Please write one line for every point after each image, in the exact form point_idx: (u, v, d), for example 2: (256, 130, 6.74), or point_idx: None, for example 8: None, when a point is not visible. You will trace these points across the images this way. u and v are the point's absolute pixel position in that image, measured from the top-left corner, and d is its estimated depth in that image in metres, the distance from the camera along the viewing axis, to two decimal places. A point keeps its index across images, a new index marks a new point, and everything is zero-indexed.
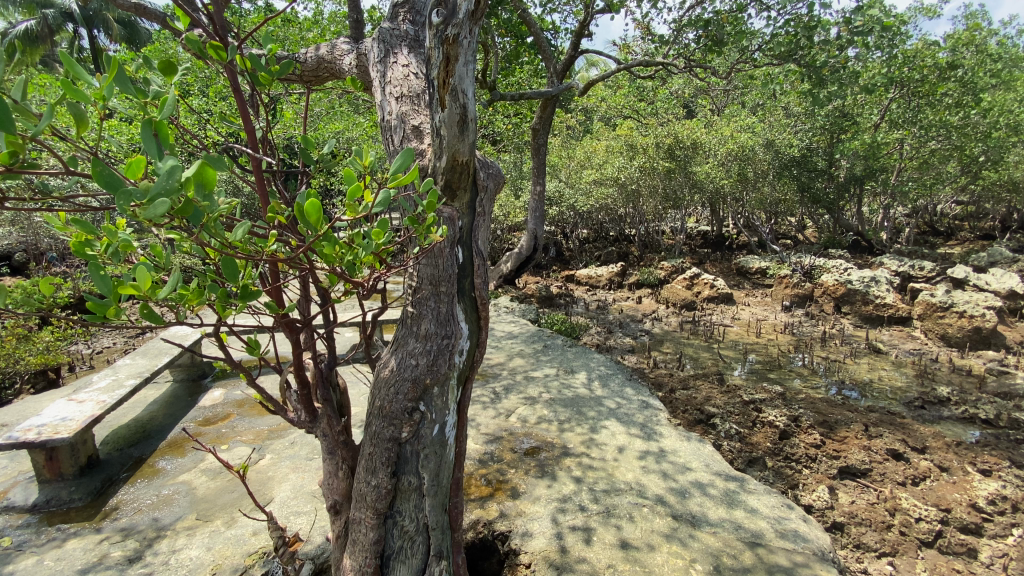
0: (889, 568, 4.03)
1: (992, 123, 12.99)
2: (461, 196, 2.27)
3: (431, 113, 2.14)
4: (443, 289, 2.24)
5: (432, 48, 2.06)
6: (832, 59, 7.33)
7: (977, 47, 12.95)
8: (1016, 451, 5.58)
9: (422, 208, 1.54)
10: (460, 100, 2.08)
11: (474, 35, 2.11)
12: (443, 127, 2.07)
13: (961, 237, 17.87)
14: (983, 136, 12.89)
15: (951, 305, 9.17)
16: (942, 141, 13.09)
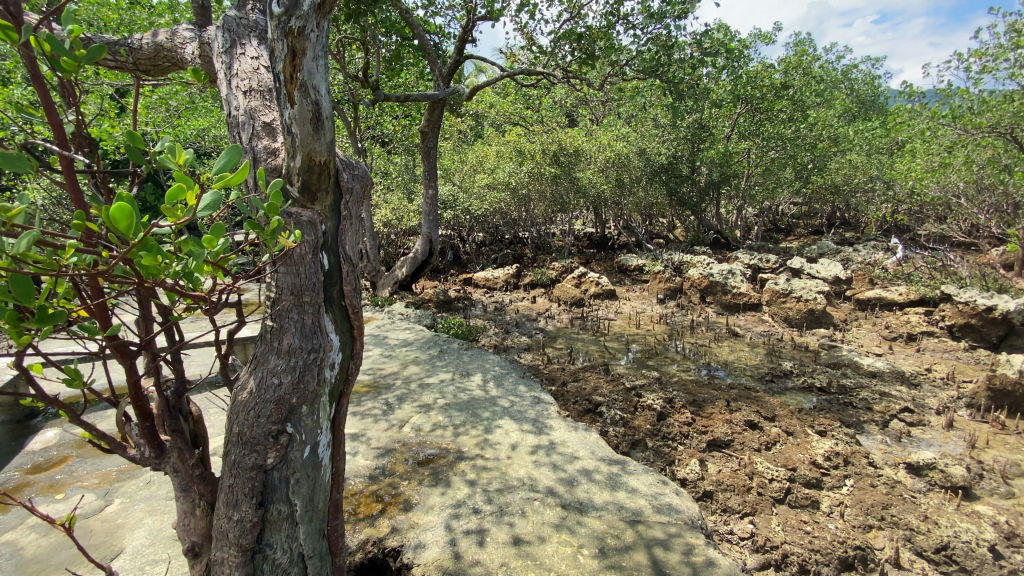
0: (750, 526, 4.58)
1: (816, 136, 15.36)
2: (323, 198, 2.14)
3: (280, 110, 2.01)
4: (307, 300, 2.08)
5: (276, 40, 1.94)
6: (688, 77, 8.15)
7: (801, 71, 15.22)
8: (842, 412, 6.66)
9: (266, 211, 1.43)
10: (311, 97, 1.97)
11: (324, 30, 2.01)
12: (294, 124, 1.96)
13: (798, 233, 20.94)
14: (809, 147, 15.19)
15: (791, 291, 10.69)
16: (779, 151, 15.21)
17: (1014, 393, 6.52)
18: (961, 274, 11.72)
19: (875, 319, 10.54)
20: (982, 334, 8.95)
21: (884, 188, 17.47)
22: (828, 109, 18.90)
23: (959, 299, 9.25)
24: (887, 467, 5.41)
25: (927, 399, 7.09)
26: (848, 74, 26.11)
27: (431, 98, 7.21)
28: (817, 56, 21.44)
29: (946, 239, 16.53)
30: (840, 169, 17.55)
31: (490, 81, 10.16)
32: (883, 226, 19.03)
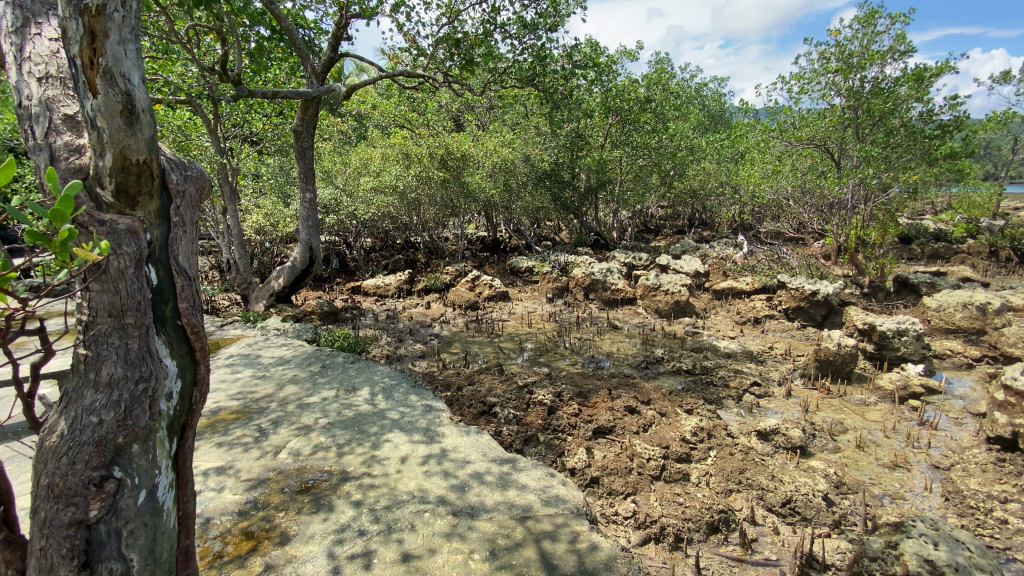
0: (632, 504, 4.94)
1: (676, 146, 17.09)
2: (143, 203, 1.91)
3: (80, 100, 1.75)
4: (130, 322, 1.84)
5: (68, 19, 1.70)
6: (563, 87, 8.59)
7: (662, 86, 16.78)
8: (705, 390, 7.48)
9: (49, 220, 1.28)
10: (119, 86, 1.76)
11: (132, 11, 1.81)
12: (99, 118, 1.73)
13: (665, 233, 23.15)
14: (671, 155, 16.86)
15: (660, 285, 11.74)
16: (646, 159, 16.69)
17: (834, 362, 7.81)
18: (793, 265, 13.82)
19: (730, 306, 12.00)
20: (809, 314, 10.66)
21: (732, 192, 20.06)
22: (685, 121, 21.10)
23: (791, 285, 10.87)
24: (742, 436, 6.16)
25: (771, 373, 8.23)
26: (699, 91, 29.39)
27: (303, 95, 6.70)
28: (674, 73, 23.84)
29: (780, 235, 19.38)
30: (697, 175, 19.72)
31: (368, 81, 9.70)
32: (733, 225, 21.78)
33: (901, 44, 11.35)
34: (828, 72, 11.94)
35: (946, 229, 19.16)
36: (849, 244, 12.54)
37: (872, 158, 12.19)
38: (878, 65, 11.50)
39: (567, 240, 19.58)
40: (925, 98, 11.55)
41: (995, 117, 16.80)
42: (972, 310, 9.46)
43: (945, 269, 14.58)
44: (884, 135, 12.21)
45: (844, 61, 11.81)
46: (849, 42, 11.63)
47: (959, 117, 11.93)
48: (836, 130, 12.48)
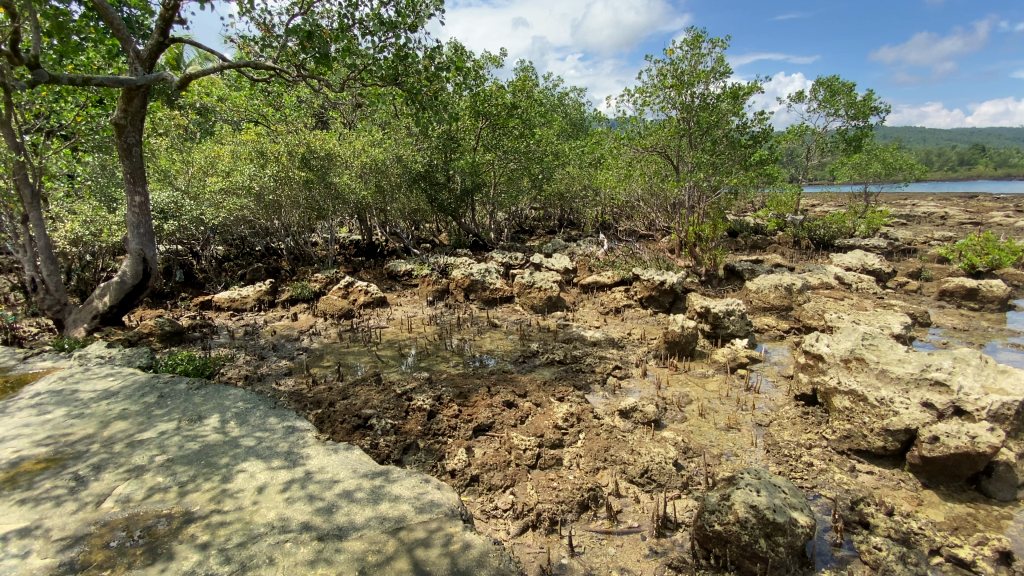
0: (511, 496, 5.10)
1: (543, 150, 17.95)
2: None
3: None
4: None
5: None
6: (427, 90, 8.54)
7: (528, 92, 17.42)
8: (575, 377, 8.01)
9: None
10: None
11: None
12: None
13: (539, 234, 24.20)
14: (539, 159, 17.65)
15: (534, 282, 12.27)
16: (516, 163, 17.28)
17: (680, 342, 8.87)
18: (646, 259, 15.38)
19: (596, 299, 12.96)
20: (660, 302, 11.96)
21: (594, 194, 21.66)
22: (550, 127, 22.21)
23: (645, 277, 12.10)
24: (607, 416, 6.69)
25: (631, 357, 9.08)
26: (563, 99, 31.18)
27: (129, 86, 6.16)
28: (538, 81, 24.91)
29: (636, 233, 21.41)
30: (563, 178, 20.94)
31: (208, 70, 8.54)
32: (598, 224, 23.53)
33: (719, 66, 13.22)
34: (666, 87, 13.49)
35: (763, 224, 22.79)
36: (690, 240, 14.35)
37: (703, 163, 14.09)
38: (704, 83, 13.27)
39: (446, 242, 19.50)
40: (740, 113, 13.58)
41: (792, 131, 20.37)
42: (782, 291, 11.41)
43: (762, 257, 17.36)
44: (711, 144, 14.04)
45: (677, 78, 13.41)
46: (681, 62, 13.23)
47: (765, 130, 14.23)
48: (674, 139, 14.15)
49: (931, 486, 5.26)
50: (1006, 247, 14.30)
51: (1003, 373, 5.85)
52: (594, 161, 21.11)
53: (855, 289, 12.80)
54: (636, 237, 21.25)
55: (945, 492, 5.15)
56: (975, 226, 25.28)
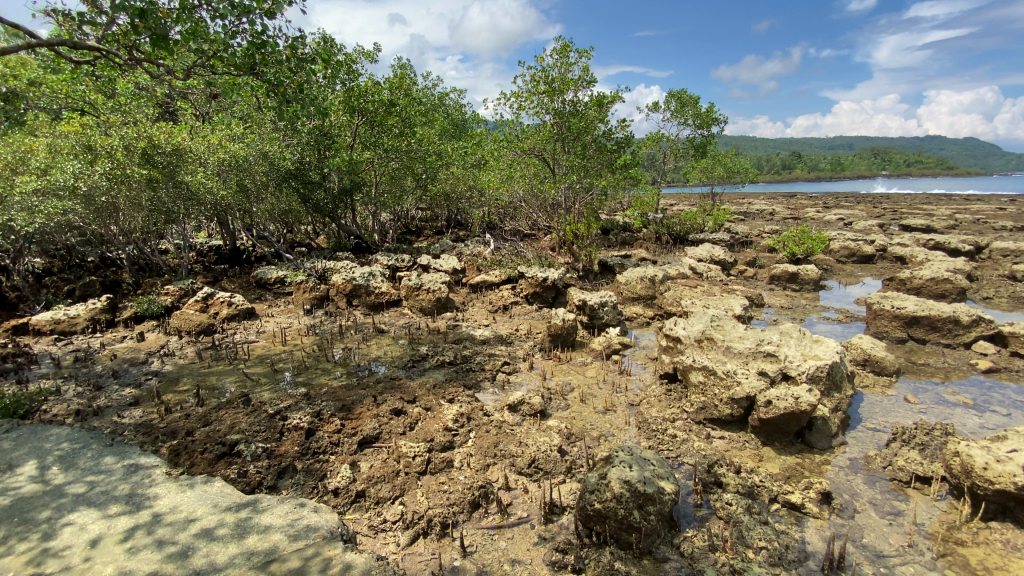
0: (400, 506, 4.94)
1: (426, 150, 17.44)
2: None
3: None
4: None
5: None
6: (289, 81, 7.93)
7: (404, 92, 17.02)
8: (465, 377, 8.01)
9: None
10: None
11: None
12: None
13: (425, 235, 23.78)
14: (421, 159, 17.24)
15: (421, 284, 11.98)
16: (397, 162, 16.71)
17: (562, 334, 9.32)
18: (530, 257, 15.88)
19: (484, 298, 13.08)
20: (544, 297, 12.46)
21: (478, 194, 21.81)
22: (431, 127, 21.87)
23: (529, 274, 12.46)
24: (496, 412, 6.78)
25: (518, 352, 9.32)
26: (445, 98, 30.92)
27: None
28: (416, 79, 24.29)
29: (520, 232, 22.02)
30: (448, 178, 20.37)
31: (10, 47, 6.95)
32: (483, 225, 23.75)
33: (586, 75, 14.07)
34: (539, 92, 14.03)
35: (633, 222, 24.81)
36: (568, 238, 15.10)
37: (576, 167, 14.95)
38: (573, 90, 14.06)
39: (324, 245, 18.29)
40: (606, 119, 14.61)
41: (651, 138, 22.47)
42: (649, 281, 12.51)
43: (631, 252, 18.89)
44: (581, 148, 14.94)
45: (549, 84, 14.02)
46: (551, 69, 13.87)
47: (627, 136, 15.54)
48: (549, 143, 14.80)
49: (769, 443, 6.15)
50: (816, 237, 17.25)
51: (816, 342, 7.05)
52: (477, 162, 21.17)
53: (707, 277, 14.52)
54: (521, 237, 21.86)
55: (779, 447, 6.06)
56: (795, 220, 30.13)
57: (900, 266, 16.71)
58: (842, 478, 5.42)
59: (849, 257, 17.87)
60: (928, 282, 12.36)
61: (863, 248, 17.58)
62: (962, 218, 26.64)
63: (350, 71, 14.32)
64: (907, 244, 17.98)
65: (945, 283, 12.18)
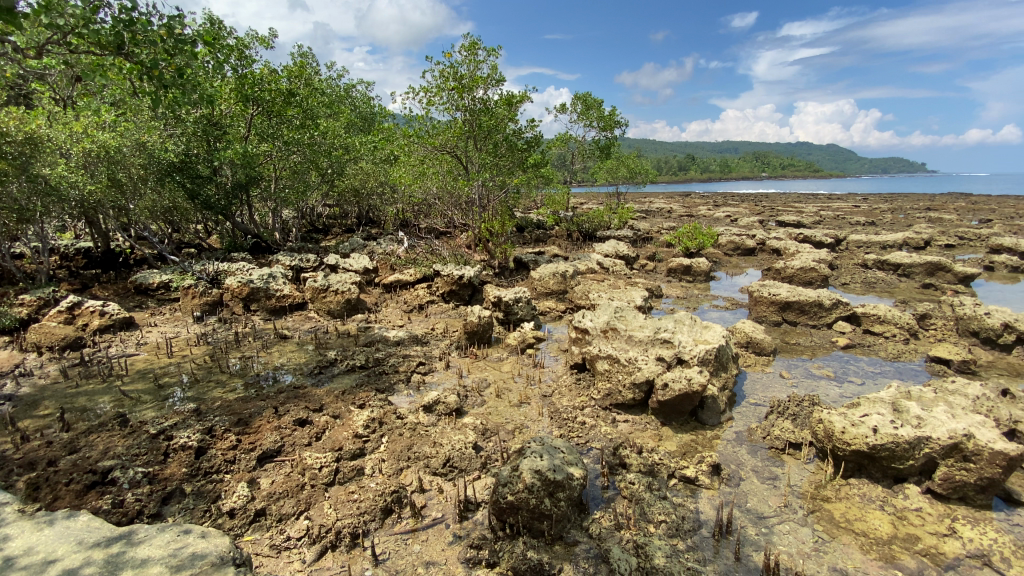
0: (306, 521, 4.65)
1: (331, 144, 16.47)
2: None
3: None
4: None
5: None
6: (167, 66, 7.08)
7: (304, 81, 16.01)
8: (377, 381, 7.73)
9: None
10: None
11: None
12: None
13: (334, 233, 22.62)
14: (326, 153, 16.30)
15: (328, 285, 11.36)
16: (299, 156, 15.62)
17: (478, 332, 9.32)
18: (445, 254, 15.69)
19: (397, 298, 12.72)
20: (460, 295, 12.38)
21: (390, 191, 21.14)
22: (336, 119, 20.76)
23: (444, 272, 12.29)
24: (411, 414, 6.63)
25: (434, 351, 9.17)
26: (352, 91, 29.60)
27: None
28: (317, 68, 22.91)
29: (435, 230, 21.68)
30: (356, 174, 19.48)
31: None
32: (397, 222, 23.07)
33: (495, 74, 14.18)
34: (448, 88, 13.87)
35: (545, 218, 25.45)
36: (483, 235, 15.11)
37: (488, 164, 15.02)
38: (483, 88, 14.08)
39: (218, 245, 16.72)
40: (516, 119, 14.81)
41: (559, 137, 23.19)
42: (560, 277, 12.90)
43: (544, 249, 19.40)
44: (493, 146, 15.06)
45: (458, 81, 13.93)
46: (460, 65, 13.78)
47: (536, 136, 15.92)
48: (460, 140, 14.69)
49: (668, 423, 6.63)
50: (706, 233, 18.85)
51: (706, 327, 7.70)
52: (387, 157, 20.49)
53: (613, 271, 15.28)
54: (435, 235, 21.54)
55: (676, 426, 6.55)
56: (689, 217, 32.71)
57: (776, 258, 18.76)
58: (730, 450, 5.98)
59: (735, 250, 19.74)
60: (798, 271, 14.02)
61: (746, 242, 19.53)
62: (824, 214, 30.51)
63: (242, 56, 13.15)
64: (782, 238, 20.22)
65: (811, 272, 13.89)
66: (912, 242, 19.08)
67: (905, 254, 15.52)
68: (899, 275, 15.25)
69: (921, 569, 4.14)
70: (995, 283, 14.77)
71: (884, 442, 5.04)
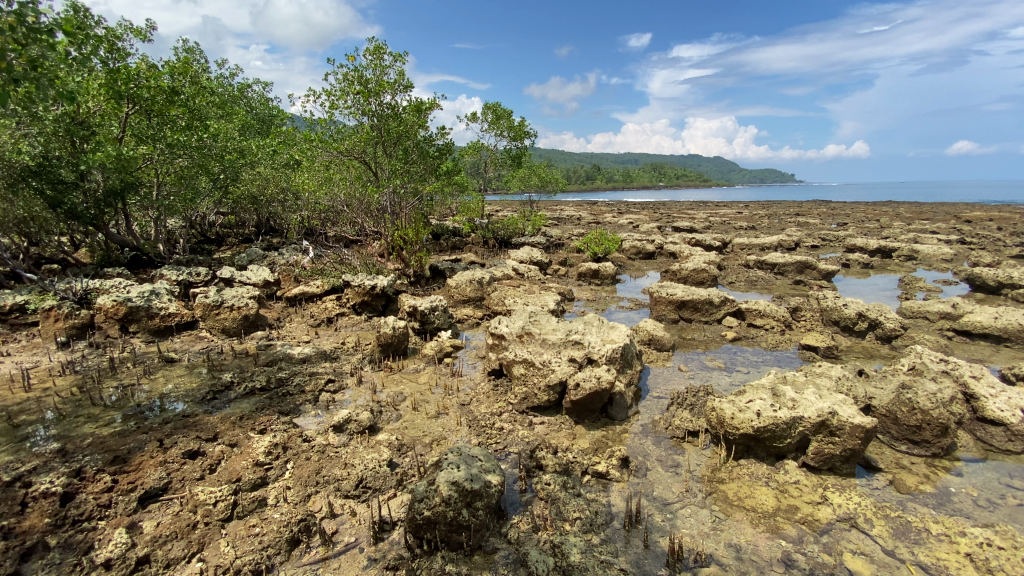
0: (199, 563, 4.20)
1: (222, 147, 15.18)
2: None
3: None
4: None
5: None
6: (17, 58, 6.08)
7: (189, 79, 14.64)
8: (281, 403, 7.21)
9: None
10: None
11: None
12: None
13: (230, 244, 20.87)
14: (218, 156, 14.96)
15: (222, 301, 10.43)
16: (186, 159, 14.03)
17: (391, 343, 9.04)
18: (354, 263, 15.06)
19: (302, 311, 11.99)
20: (372, 306, 11.95)
21: (293, 197, 19.94)
22: (229, 120, 19.20)
23: (354, 283, 11.81)
24: (319, 435, 6.27)
25: (344, 367, 8.75)
26: (246, 90, 27.55)
27: None
28: (204, 65, 21.06)
29: (343, 239, 20.79)
30: (254, 180, 18.14)
31: None
32: (301, 231, 21.81)
33: (402, 79, 13.96)
34: (353, 92, 13.41)
35: (459, 225, 25.42)
36: (395, 243, 14.73)
37: (398, 171, 14.72)
38: (390, 93, 13.80)
39: (87, 260, 14.71)
40: (425, 125, 14.71)
41: (470, 145, 23.36)
42: (476, 284, 12.93)
43: (459, 256, 19.34)
44: (403, 153, 14.88)
45: (363, 85, 13.52)
46: (365, 69, 13.41)
47: (447, 143, 15.94)
48: (367, 145, 14.22)
49: (581, 422, 6.88)
50: (611, 238, 19.92)
51: (613, 327, 8.11)
52: (288, 162, 19.36)
53: (527, 277, 15.62)
54: (344, 244, 20.65)
55: (588, 424, 6.82)
56: (596, 224, 34.44)
57: (674, 260, 20.28)
58: (637, 442, 6.34)
59: (637, 254, 21.05)
60: (692, 272, 15.27)
61: (647, 246, 20.90)
62: (713, 220, 33.50)
63: (113, 49, 11.70)
64: (678, 242, 21.91)
65: (703, 272, 15.19)
66: (785, 243, 21.55)
67: (779, 255, 17.49)
68: (775, 273, 17.14)
69: (801, 535, 4.65)
70: (850, 278, 17.11)
71: (767, 424, 5.63)
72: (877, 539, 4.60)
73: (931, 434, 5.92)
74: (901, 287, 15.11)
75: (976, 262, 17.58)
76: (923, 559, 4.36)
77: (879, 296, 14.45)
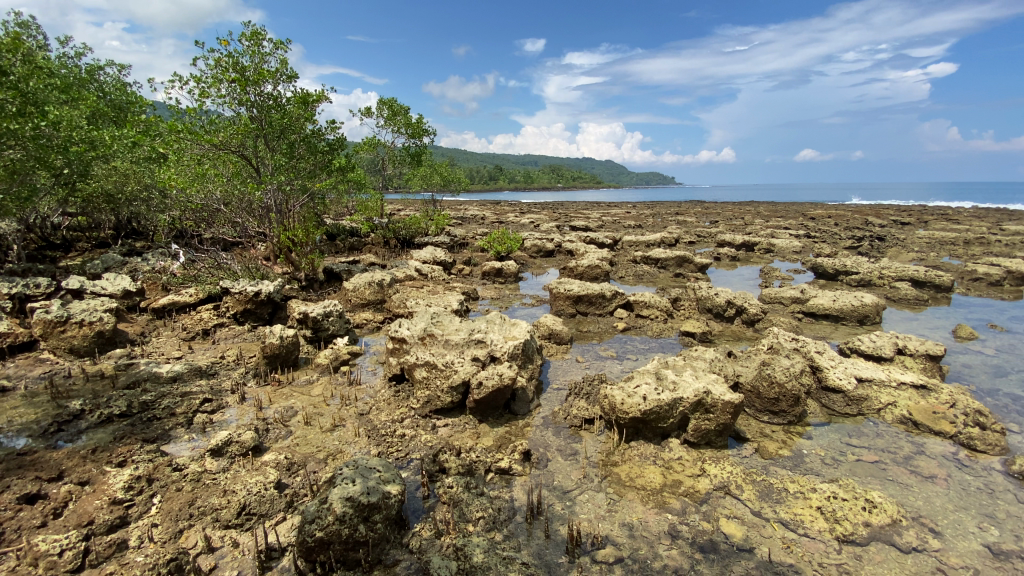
0: None
1: (66, 138, 13.03)
2: None
3: None
4: None
5: None
6: None
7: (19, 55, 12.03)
8: (146, 429, 6.36)
9: None
10: None
11: None
12: None
13: (79, 250, 17.98)
14: (61, 149, 12.80)
15: (68, 317, 8.94)
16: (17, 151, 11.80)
17: (279, 354, 8.39)
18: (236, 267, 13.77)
19: (173, 323, 10.68)
20: (257, 314, 10.98)
21: (159, 196, 17.70)
22: (73, 106, 16.53)
23: (235, 290, 10.78)
24: (194, 461, 5.63)
25: (224, 383, 7.94)
26: (95, 73, 23.97)
27: None
28: (38, 41, 17.97)
29: (223, 242, 18.88)
30: (109, 176, 15.80)
31: None
32: (171, 233, 19.42)
33: (284, 68, 12.99)
34: (228, 80, 12.21)
35: (356, 225, 24.32)
36: (283, 246, 13.70)
37: (283, 166, 13.66)
38: (271, 82, 12.77)
39: None
40: (313, 119, 13.87)
41: (365, 142, 22.46)
42: (376, 286, 12.44)
43: (358, 257, 18.51)
44: (288, 147, 13.89)
45: (239, 73, 12.35)
46: (241, 56, 12.26)
47: (339, 138, 15.14)
48: (247, 139, 13.05)
49: (484, 420, 6.93)
50: (512, 237, 20.27)
51: (513, 325, 8.27)
52: (152, 156, 17.15)
53: (430, 277, 15.36)
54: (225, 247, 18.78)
55: (491, 421, 6.89)
56: (497, 224, 34.97)
57: (571, 257, 21.19)
58: (538, 435, 6.52)
59: (538, 252, 21.68)
60: (587, 268, 16.05)
61: (546, 245, 21.60)
62: (606, 219, 35.58)
63: None
64: (575, 240, 22.94)
65: (597, 268, 16.04)
66: (667, 240, 23.44)
67: (663, 250, 19.02)
68: (660, 267, 18.61)
69: (684, 507, 5.09)
70: (722, 270, 19.09)
71: (652, 407, 6.10)
72: (746, 503, 5.18)
73: (787, 404, 6.80)
74: (762, 277, 17.17)
75: (819, 254, 20.51)
76: (784, 516, 4.99)
77: (745, 285, 16.27)
